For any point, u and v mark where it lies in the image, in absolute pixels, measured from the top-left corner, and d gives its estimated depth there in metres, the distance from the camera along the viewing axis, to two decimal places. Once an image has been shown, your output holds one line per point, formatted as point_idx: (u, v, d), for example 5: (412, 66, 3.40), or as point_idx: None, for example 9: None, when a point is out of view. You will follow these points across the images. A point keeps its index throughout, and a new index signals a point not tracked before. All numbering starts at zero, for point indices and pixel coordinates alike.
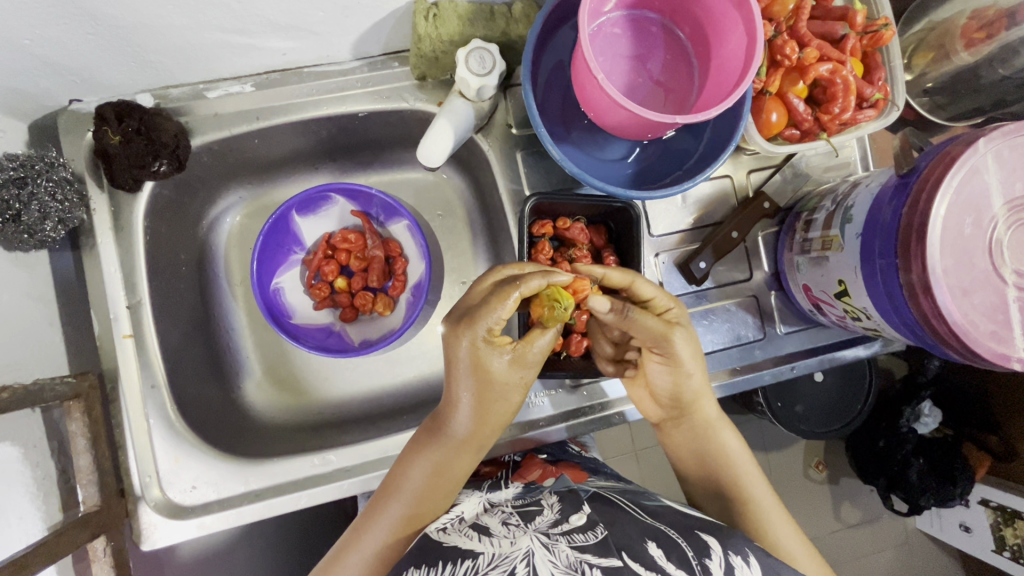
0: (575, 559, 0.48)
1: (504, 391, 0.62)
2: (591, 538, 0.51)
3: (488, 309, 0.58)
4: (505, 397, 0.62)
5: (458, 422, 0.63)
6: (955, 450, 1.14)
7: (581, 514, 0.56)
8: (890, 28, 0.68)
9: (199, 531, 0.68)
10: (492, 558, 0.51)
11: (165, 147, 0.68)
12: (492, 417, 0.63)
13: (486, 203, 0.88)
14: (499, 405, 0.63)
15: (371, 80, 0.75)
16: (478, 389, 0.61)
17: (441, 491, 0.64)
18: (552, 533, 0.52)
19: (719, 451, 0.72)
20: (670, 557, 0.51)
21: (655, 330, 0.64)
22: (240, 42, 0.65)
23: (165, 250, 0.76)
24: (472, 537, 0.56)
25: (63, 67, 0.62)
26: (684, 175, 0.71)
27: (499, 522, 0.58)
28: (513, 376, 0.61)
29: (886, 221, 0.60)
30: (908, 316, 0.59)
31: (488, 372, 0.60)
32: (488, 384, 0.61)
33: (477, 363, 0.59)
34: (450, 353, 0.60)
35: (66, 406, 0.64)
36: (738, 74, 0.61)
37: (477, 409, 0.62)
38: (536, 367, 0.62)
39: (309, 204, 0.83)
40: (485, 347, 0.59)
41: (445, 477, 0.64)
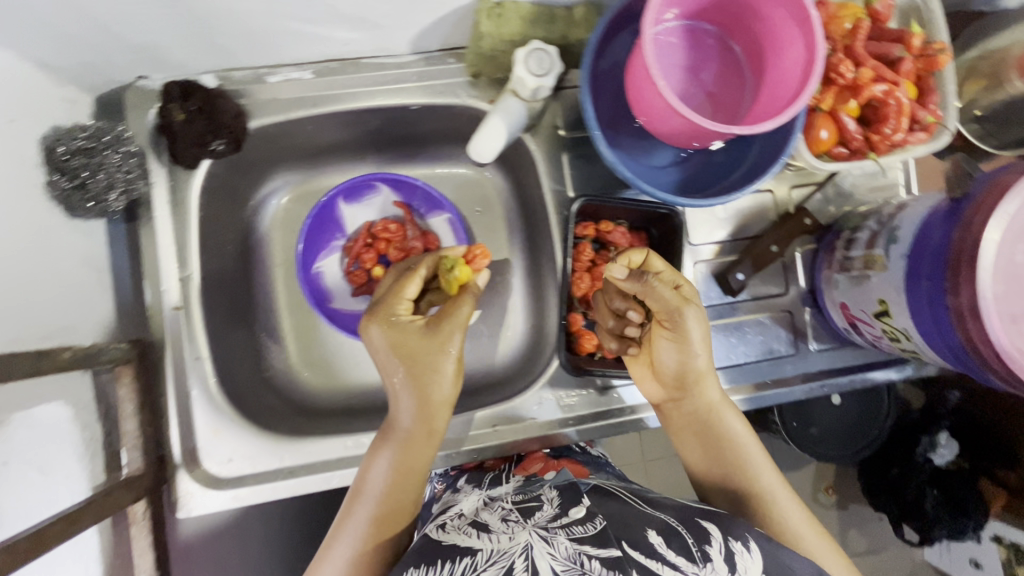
0: (574, 552, 0.48)
1: (433, 367, 0.64)
2: (590, 529, 0.52)
3: (396, 294, 0.69)
4: (439, 375, 0.64)
5: (401, 412, 0.65)
6: (969, 483, 1.12)
7: (580, 507, 0.57)
8: (946, 53, 0.69)
9: (233, 503, 0.70)
10: (490, 555, 0.51)
11: (225, 127, 0.71)
12: (434, 404, 0.65)
13: (525, 202, 0.89)
14: (437, 387, 0.65)
15: (426, 75, 0.77)
16: (408, 368, 0.64)
17: (405, 485, 0.64)
18: (550, 526, 0.53)
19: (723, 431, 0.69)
20: (670, 544, 0.51)
21: (670, 301, 0.63)
22: (305, 30, 0.67)
23: (215, 227, 0.78)
24: (471, 534, 0.57)
25: (137, 44, 0.64)
26: (729, 186, 0.72)
27: (498, 519, 0.58)
28: (443, 353, 0.64)
29: (936, 244, 0.60)
30: (953, 340, 0.59)
31: (409, 347, 0.64)
32: (418, 362, 0.64)
33: (408, 346, 0.65)
34: (373, 349, 0.67)
35: (116, 371, 0.65)
36: (796, 88, 0.62)
37: (418, 396, 0.65)
38: (458, 344, 0.65)
39: (355, 192, 0.86)
40: (408, 325, 0.67)
41: (407, 472, 0.64)
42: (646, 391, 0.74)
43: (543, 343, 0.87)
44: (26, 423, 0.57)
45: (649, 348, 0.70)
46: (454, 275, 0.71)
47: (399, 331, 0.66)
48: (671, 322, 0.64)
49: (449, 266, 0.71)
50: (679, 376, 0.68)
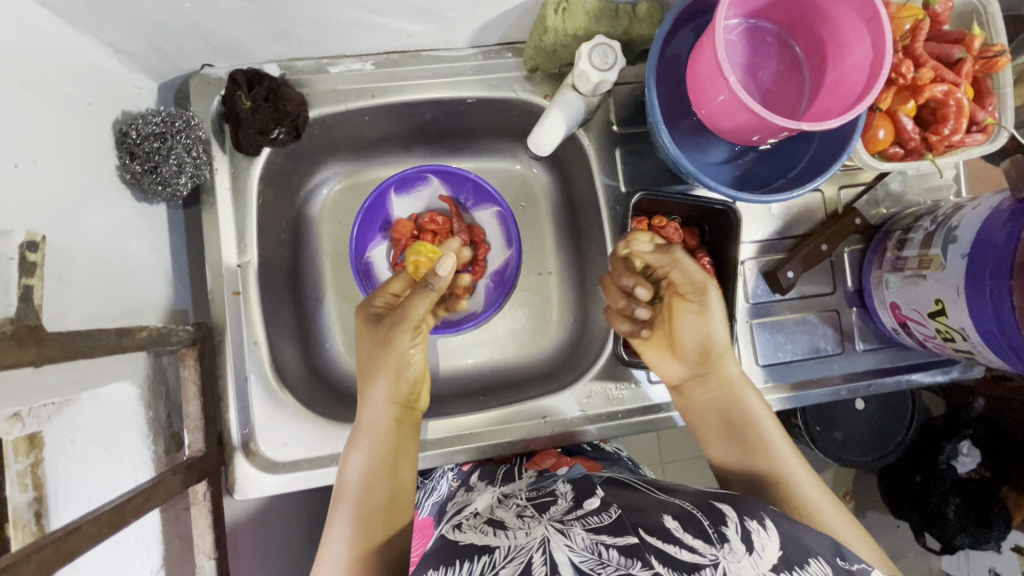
0: (591, 541, 0.48)
1: (401, 355, 0.68)
2: (605, 519, 0.52)
3: (385, 284, 0.72)
4: (404, 364, 0.68)
5: (372, 408, 0.67)
6: (992, 492, 1.13)
7: (594, 498, 0.57)
8: (1005, 55, 0.69)
9: (285, 487, 0.70)
10: (509, 550, 0.50)
11: (288, 116, 0.72)
12: (403, 386, 0.68)
13: (571, 197, 0.90)
14: (401, 370, 0.68)
15: (483, 68, 0.78)
16: (380, 355, 0.67)
17: (381, 485, 0.63)
18: (566, 519, 0.53)
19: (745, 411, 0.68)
20: (687, 528, 0.51)
21: (696, 276, 0.66)
22: (373, 21, 0.68)
23: (270, 215, 0.79)
24: (488, 533, 0.56)
25: (210, 31, 0.65)
26: (786, 184, 0.73)
27: (514, 516, 0.58)
28: (400, 338, 0.67)
29: (999, 243, 0.61)
30: (1017, 340, 0.59)
31: (378, 334, 0.68)
32: (385, 346, 0.67)
33: (377, 334, 0.68)
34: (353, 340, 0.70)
35: (182, 353, 0.65)
36: (863, 87, 0.62)
37: (389, 381, 0.67)
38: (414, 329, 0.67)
39: (406, 184, 0.86)
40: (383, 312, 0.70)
41: (380, 455, 0.65)
42: (665, 372, 0.74)
43: (588, 336, 0.88)
44: (93, 402, 0.58)
45: (670, 325, 0.72)
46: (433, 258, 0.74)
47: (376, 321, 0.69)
48: (695, 295, 0.67)
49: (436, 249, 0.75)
50: (701, 349, 0.69)
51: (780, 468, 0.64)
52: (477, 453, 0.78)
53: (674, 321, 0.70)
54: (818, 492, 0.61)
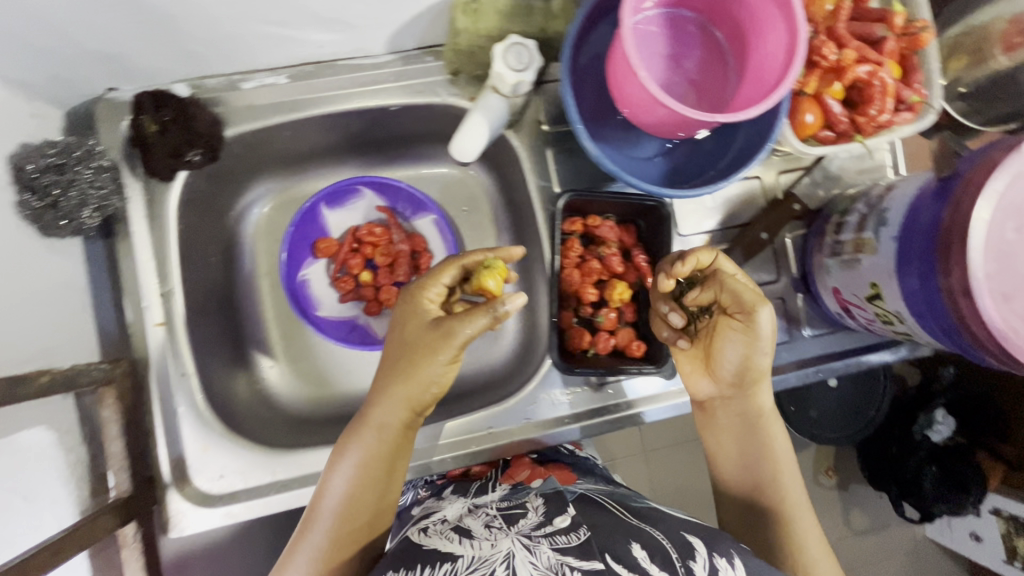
0: (557, 561, 0.48)
1: (426, 370, 0.60)
2: (574, 539, 0.51)
3: (433, 276, 0.63)
4: (427, 380, 0.60)
5: (379, 415, 0.61)
6: (966, 458, 1.12)
7: (565, 517, 0.55)
8: (927, 31, 0.68)
9: (225, 520, 0.68)
10: (471, 561, 0.50)
11: (201, 137, 0.70)
12: (417, 403, 0.62)
13: (513, 200, 0.87)
14: (421, 388, 0.61)
15: (404, 74, 0.75)
16: (407, 365, 0.60)
17: (366, 503, 0.60)
18: (534, 536, 0.52)
19: (764, 441, 0.68)
20: (653, 558, 0.51)
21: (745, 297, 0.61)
22: (277, 33, 0.65)
23: (196, 239, 0.76)
24: (452, 540, 0.56)
25: (104, 55, 0.62)
26: (716, 175, 0.71)
27: (481, 525, 0.58)
28: (432, 355, 0.59)
29: (925, 223, 0.60)
30: (946, 320, 0.59)
31: (415, 339, 0.61)
32: (412, 362, 0.60)
33: (406, 338, 0.62)
34: (397, 326, 0.64)
35: (99, 392, 0.63)
36: (779, 73, 0.61)
37: (403, 393, 0.61)
38: (447, 357, 0.59)
39: (339, 196, 0.84)
40: (421, 317, 0.62)
41: (371, 470, 0.61)
42: (695, 387, 0.71)
43: (536, 341, 0.85)
44: (9, 451, 0.55)
45: (710, 341, 0.67)
46: (489, 276, 0.64)
47: (422, 324, 0.61)
48: (741, 313, 0.62)
49: (490, 265, 0.65)
50: (740, 373, 0.66)
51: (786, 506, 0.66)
52: (421, 470, 0.77)
53: (717, 337, 0.65)
54: (813, 536, 0.64)
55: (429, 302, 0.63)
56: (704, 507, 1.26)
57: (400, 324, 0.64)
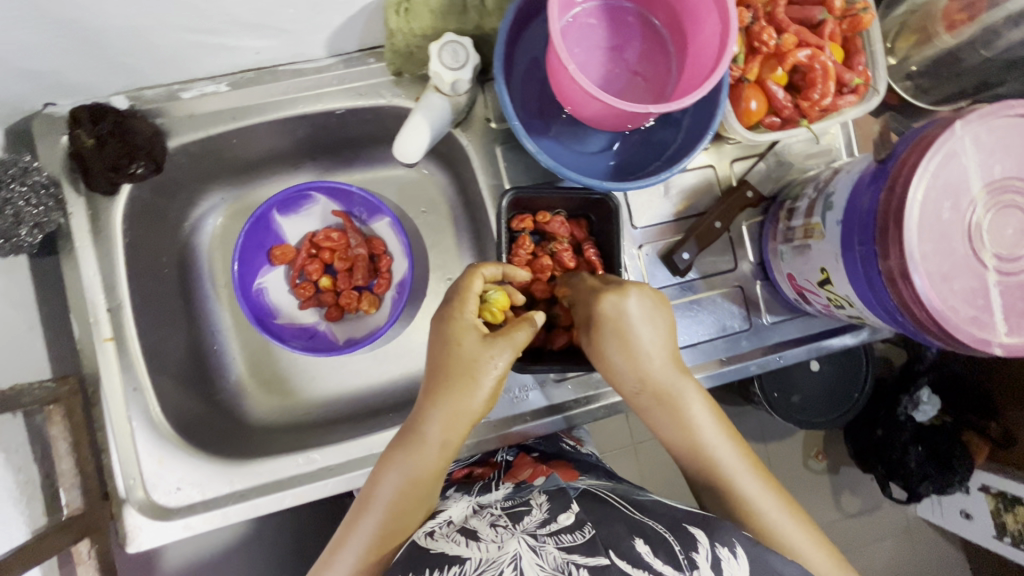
0: (563, 560, 0.49)
1: (481, 379, 0.61)
2: (579, 538, 0.52)
3: (467, 291, 0.63)
4: (479, 390, 0.61)
5: (430, 425, 0.62)
6: (955, 437, 1.13)
7: (568, 514, 0.56)
8: (869, 12, 0.67)
9: (185, 532, 0.68)
10: (479, 563, 0.51)
11: (141, 149, 0.68)
12: (464, 417, 0.62)
13: (469, 199, 0.87)
14: (470, 404, 0.62)
15: (347, 77, 0.75)
16: (463, 377, 0.61)
17: (417, 501, 0.62)
18: (539, 535, 0.53)
19: (687, 426, 0.66)
20: (657, 553, 0.52)
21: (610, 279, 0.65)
22: (211, 42, 0.65)
23: (146, 253, 0.76)
24: (460, 542, 0.56)
25: (34, 71, 0.62)
26: (663, 166, 0.71)
27: (487, 525, 0.58)
28: (484, 370, 0.61)
29: (865, 206, 0.59)
30: (889, 303, 0.59)
31: (474, 354, 0.61)
32: (470, 378, 0.61)
33: (458, 356, 0.61)
34: (446, 341, 0.62)
35: (47, 411, 0.64)
36: (714, 60, 0.60)
37: (449, 408, 0.62)
38: (500, 372, 0.61)
39: (290, 204, 0.83)
40: (465, 334, 0.62)
41: (417, 482, 0.62)
42: None
43: None
44: None
45: None
46: (497, 299, 0.66)
47: (478, 340, 0.61)
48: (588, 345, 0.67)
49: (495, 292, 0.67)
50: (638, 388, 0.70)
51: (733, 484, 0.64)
52: None
53: None
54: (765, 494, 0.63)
55: (469, 319, 0.63)
56: (689, 498, 1.26)
57: (440, 342, 0.63)
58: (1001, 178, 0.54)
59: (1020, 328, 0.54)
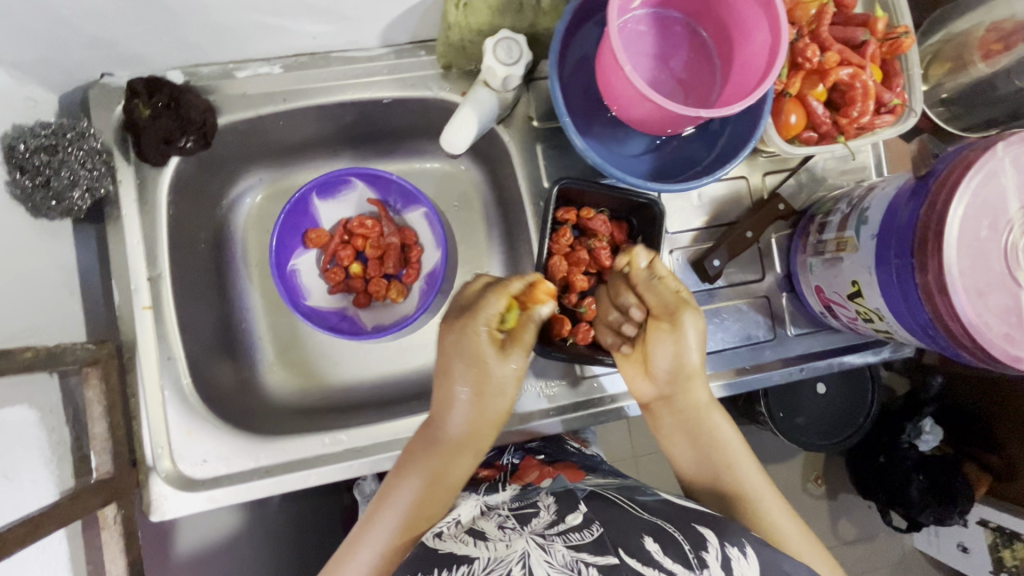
0: (572, 559, 0.50)
1: (498, 384, 0.65)
2: (587, 537, 0.53)
3: (487, 301, 0.64)
4: (500, 392, 0.65)
5: (454, 423, 0.65)
6: (955, 467, 1.13)
7: (576, 514, 0.58)
8: (909, 37, 0.70)
9: (208, 504, 0.68)
10: (488, 562, 0.52)
11: (193, 123, 0.70)
12: (486, 417, 0.66)
13: (503, 196, 0.88)
14: (492, 412, 0.66)
15: (397, 68, 0.76)
16: (477, 379, 0.64)
17: (439, 498, 0.63)
18: (548, 534, 0.54)
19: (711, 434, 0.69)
20: (667, 550, 0.52)
21: (669, 300, 0.65)
22: (272, 23, 0.66)
23: (187, 226, 0.77)
24: (467, 542, 0.56)
25: (101, 39, 0.63)
26: (702, 171, 0.72)
27: (495, 527, 0.58)
28: (502, 374, 0.64)
29: (904, 221, 0.61)
30: (922, 317, 0.60)
31: (489, 360, 0.64)
32: (493, 390, 0.65)
33: (481, 370, 0.64)
34: (459, 346, 0.64)
35: (84, 373, 0.64)
36: (763, 71, 0.62)
37: (472, 414, 0.65)
38: (515, 381, 0.65)
39: (329, 188, 0.84)
40: (485, 346, 0.64)
41: (439, 489, 0.64)
42: (637, 390, 0.73)
43: None
44: None
45: (642, 349, 0.70)
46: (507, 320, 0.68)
47: (492, 348, 0.64)
48: (667, 318, 0.66)
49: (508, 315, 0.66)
50: (674, 372, 0.68)
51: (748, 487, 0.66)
52: None
53: (649, 343, 0.68)
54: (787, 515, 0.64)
55: (486, 330, 0.64)
56: None
57: (455, 350, 0.65)
58: None
59: None
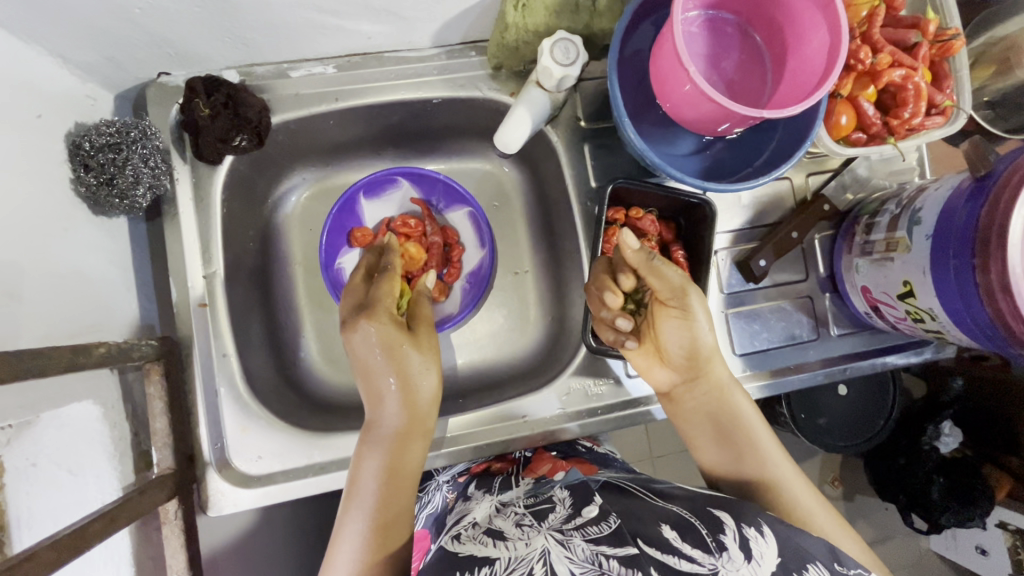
0: (592, 552, 0.49)
1: (419, 369, 0.68)
2: (605, 529, 0.53)
3: (382, 291, 0.69)
4: (424, 376, 0.68)
5: (389, 416, 0.66)
6: (975, 470, 1.14)
7: (592, 507, 0.58)
8: (960, 39, 0.70)
9: (262, 501, 0.69)
10: (508, 562, 0.51)
11: (249, 122, 0.70)
12: (420, 404, 0.68)
13: (544, 196, 0.89)
14: (425, 393, 0.68)
15: (448, 68, 0.77)
16: (399, 370, 0.66)
17: (402, 490, 0.64)
18: (565, 529, 0.54)
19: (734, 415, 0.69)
20: (685, 537, 0.51)
21: (676, 283, 0.66)
22: (330, 23, 0.67)
23: (237, 224, 0.78)
24: (487, 544, 0.56)
25: (164, 39, 0.64)
26: (753, 173, 0.73)
27: (513, 526, 0.58)
28: (412, 362, 0.67)
29: (962, 222, 0.61)
30: (982, 317, 0.60)
31: (404, 348, 0.67)
32: (420, 372, 0.68)
33: (400, 355, 0.66)
34: (358, 340, 0.67)
35: (147, 369, 0.64)
36: (821, 73, 0.63)
37: (407, 402, 0.66)
38: (433, 364, 0.70)
39: (375, 187, 0.85)
40: (401, 333, 0.67)
41: (400, 478, 0.65)
42: (654, 378, 0.73)
43: (566, 333, 0.87)
44: (54, 424, 0.56)
45: (653, 334, 0.71)
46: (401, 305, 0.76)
47: (401, 336, 0.67)
48: (675, 301, 0.67)
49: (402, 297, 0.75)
50: (691, 354, 0.69)
51: (770, 473, 0.65)
52: None
53: (658, 328, 0.69)
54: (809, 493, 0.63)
55: (390, 316, 0.68)
56: None
57: (371, 344, 0.66)
58: None
59: None
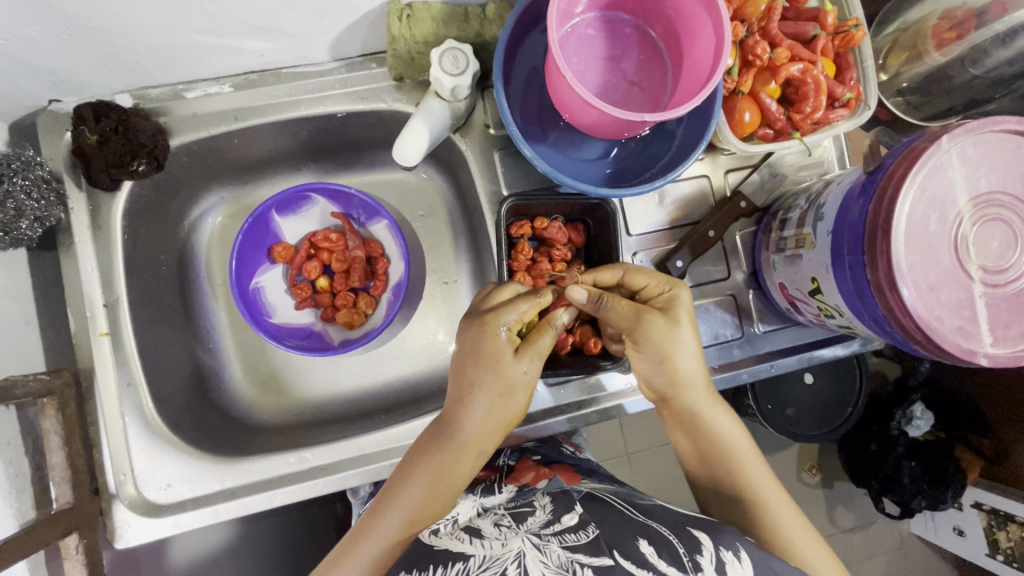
0: (567, 560, 0.49)
1: (512, 387, 0.62)
2: (582, 538, 0.53)
3: (512, 303, 0.62)
4: (511, 397, 0.63)
5: (467, 426, 0.63)
6: (948, 454, 1.12)
7: (572, 515, 0.58)
8: (861, 29, 0.69)
9: (174, 529, 0.69)
10: (483, 560, 0.51)
11: (143, 146, 0.69)
12: (499, 423, 0.64)
13: (466, 204, 0.88)
14: (507, 414, 0.64)
15: (349, 81, 0.76)
16: (490, 386, 0.62)
17: (441, 500, 0.63)
18: (543, 535, 0.54)
19: (716, 434, 0.69)
20: (661, 555, 0.51)
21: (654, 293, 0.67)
22: (216, 43, 0.66)
23: (146, 249, 0.77)
24: (463, 540, 0.56)
25: (43, 69, 0.63)
26: (656, 174, 0.72)
27: (491, 524, 0.59)
28: (515, 380, 0.62)
29: (855, 218, 0.60)
30: (877, 313, 0.59)
31: (501, 363, 0.62)
32: (505, 393, 0.62)
33: (495, 369, 0.62)
34: (478, 348, 0.62)
35: (40, 404, 0.65)
36: (708, 71, 0.61)
37: (486, 415, 0.63)
38: (528, 386, 0.63)
39: (289, 204, 0.83)
40: (503, 348, 0.62)
41: (446, 486, 0.63)
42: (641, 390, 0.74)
43: None
44: None
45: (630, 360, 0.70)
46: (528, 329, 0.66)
47: (510, 358, 0.62)
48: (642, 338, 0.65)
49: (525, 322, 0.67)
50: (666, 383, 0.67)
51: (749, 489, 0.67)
52: (371, 476, 0.73)
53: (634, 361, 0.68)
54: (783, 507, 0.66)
55: (504, 331, 0.62)
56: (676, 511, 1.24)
57: (475, 351, 0.63)
58: (987, 193, 0.55)
59: (1005, 340, 0.55)
